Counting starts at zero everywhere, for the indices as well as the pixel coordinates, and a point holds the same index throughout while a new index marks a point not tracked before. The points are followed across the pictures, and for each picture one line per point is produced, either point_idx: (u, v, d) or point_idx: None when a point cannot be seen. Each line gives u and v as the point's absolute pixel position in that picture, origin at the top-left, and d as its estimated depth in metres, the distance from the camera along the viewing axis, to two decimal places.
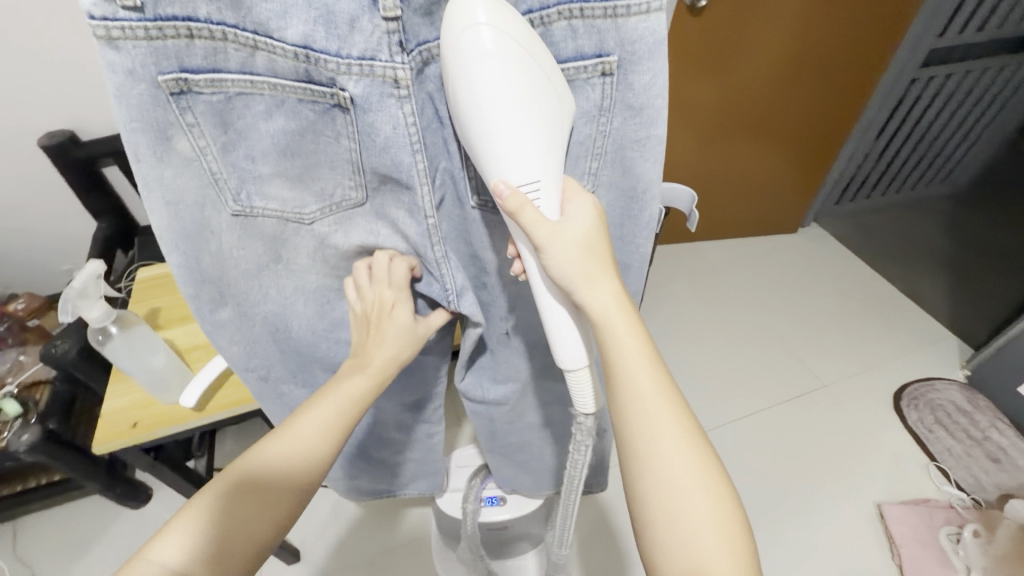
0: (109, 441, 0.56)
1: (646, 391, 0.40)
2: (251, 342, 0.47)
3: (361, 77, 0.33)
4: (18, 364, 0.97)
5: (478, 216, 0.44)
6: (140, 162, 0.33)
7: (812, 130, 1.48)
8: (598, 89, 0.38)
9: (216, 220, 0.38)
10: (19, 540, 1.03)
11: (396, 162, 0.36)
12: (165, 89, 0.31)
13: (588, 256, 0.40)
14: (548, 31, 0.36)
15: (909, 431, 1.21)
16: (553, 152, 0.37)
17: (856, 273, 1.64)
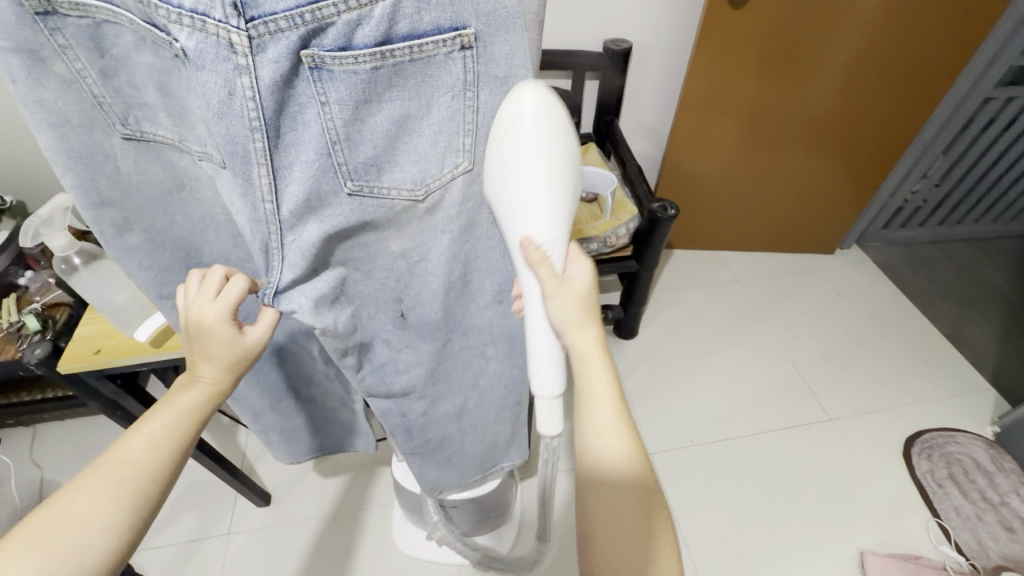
0: (74, 362, 0.61)
1: (604, 395, 0.44)
2: (163, 270, 0.47)
3: (192, 31, 0.29)
4: (46, 285, 1.07)
5: (347, 208, 0.39)
6: (16, 83, 0.33)
7: (867, 139, 1.35)
8: (460, 65, 0.35)
9: (109, 143, 0.37)
10: (36, 442, 1.14)
11: (230, 133, 0.33)
12: (28, 8, 0.30)
13: (580, 306, 0.44)
14: (398, 5, 0.32)
15: (915, 482, 1.11)
16: (564, 212, 0.40)
17: (892, 302, 1.48)
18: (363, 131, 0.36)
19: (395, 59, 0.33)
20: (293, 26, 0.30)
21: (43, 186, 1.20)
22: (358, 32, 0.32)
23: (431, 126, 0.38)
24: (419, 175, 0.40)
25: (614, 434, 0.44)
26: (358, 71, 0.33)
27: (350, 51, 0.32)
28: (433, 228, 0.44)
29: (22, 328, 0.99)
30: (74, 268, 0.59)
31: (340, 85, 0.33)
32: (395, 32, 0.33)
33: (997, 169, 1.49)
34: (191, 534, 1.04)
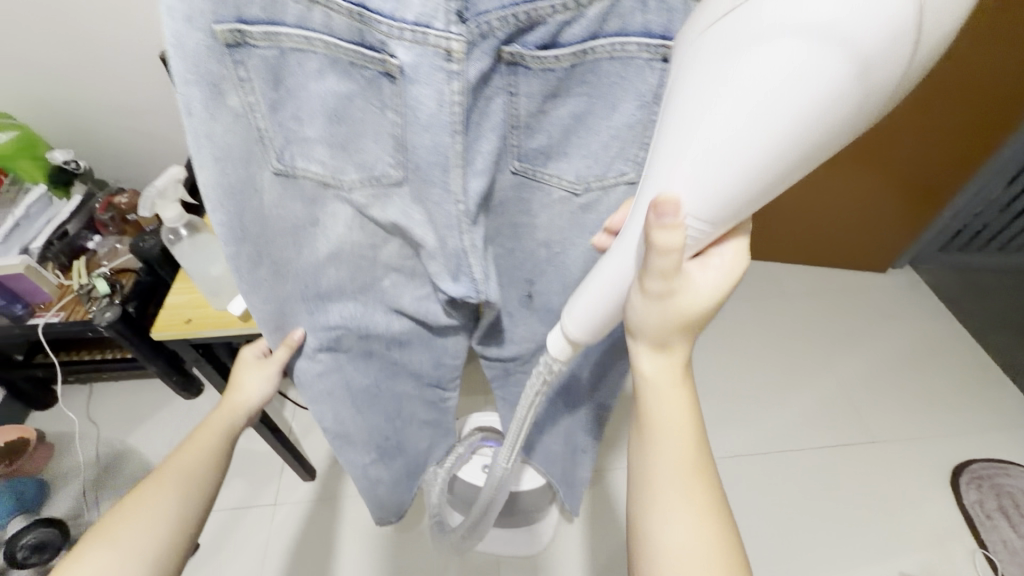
0: (166, 330, 0.63)
1: (666, 437, 0.40)
2: (283, 300, 0.49)
3: (413, 44, 0.32)
4: (113, 250, 1.10)
5: (512, 182, 0.44)
6: (191, 115, 0.34)
7: (933, 164, 1.32)
8: (657, 75, 0.36)
9: (261, 177, 0.39)
10: (93, 400, 1.18)
11: (435, 142, 0.36)
12: (220, 40, 0.31)
13: (671, 318, 0.36)
14: (615, 4, 0.33)
15: (963, 512, 1.09)
16: (726, 196, 0.29)
17: (944, 327, 1.45)
18: (542, 122, 0.39)
19: (594, 57, 0.35)
20: (505, 25, 0.33)
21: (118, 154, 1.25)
22: (566, 30, 0.34)
23: (617, 138, 0.40)
24: (584, 172, 0.42)
25: (683, 472, 0.40)
26: (554, 68, 0.36)
27: (553, 49, 0.35)
28: (583, 227, 0.47)
29: (91, 291, 1.03)
30: (178, 239, 0.61)
31: (534, 80, 0.36)
32: (603, 29, 0.34)
33: None
34: (237, 501, 1.07)
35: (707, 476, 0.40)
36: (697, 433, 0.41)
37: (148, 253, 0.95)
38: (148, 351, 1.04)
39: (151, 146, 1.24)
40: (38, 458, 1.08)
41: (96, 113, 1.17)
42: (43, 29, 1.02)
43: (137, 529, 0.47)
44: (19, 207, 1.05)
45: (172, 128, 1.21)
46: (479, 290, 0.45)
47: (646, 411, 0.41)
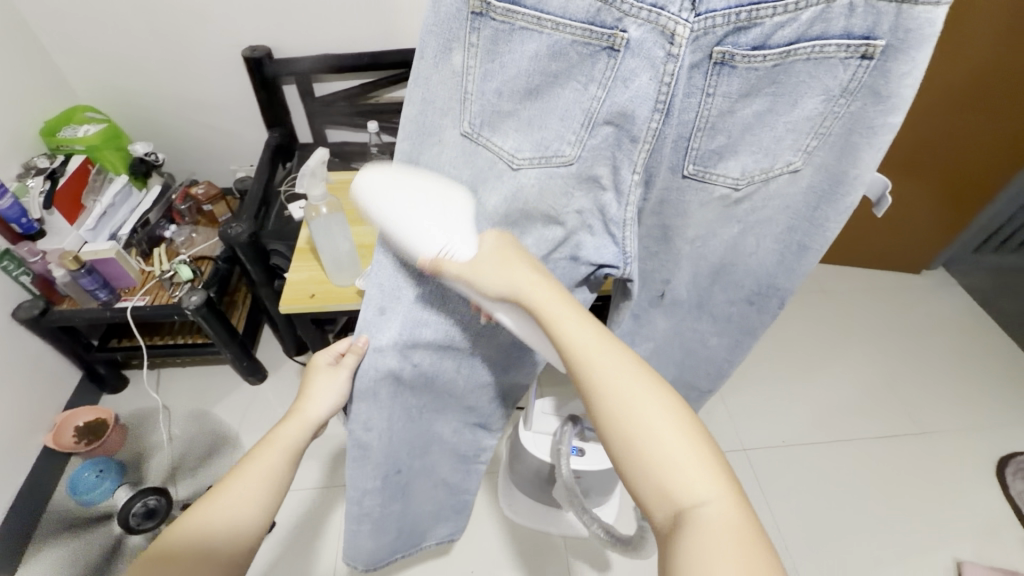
0: (293, 303, 0.67)
1: (585, 340, 0.42)
2: (400, 265, 0.52)
3: (645, 22, 0.38)
4: (190, 239, 1.17)
5: (685, 184, 0.47)
6: (422, 60, 0.41)
7: (971, 173, 1.36)
8: (850, 70, 0.40)
9: (448, 133, 0.44)
10: (162, 384, 1.22)
11: (635, 115, 0.42)
12: (469, 8, 0.39)
13: (510, 268, 0.44)
14: (824, 11, 0.38)
15: (1011, 501, 1.12)
16: (452, 227, 0.44)
17: (980, 326, 1.48)
18: (725, 121, 0.43)
19: (795, 57, 0.39)
20: (725, 23, 0.38)
21: (193, 150, 1.31)
22: (777, 33, 0.39)
23: (791, 125, 0.43)
24: (750, 166, 0.46)
25: (627, 375, 0.41)
26: (758, 67, 0.40)
27: (762, 50, 0.39)
28: (732, 215, 0.50)
29: (175, 277, 1.08)
30: (318, 216, 0.64)
31: (736, 80, 0.41)
32: (806, 34, 0.39)
33: None
34: (308, 483, 1.11)
35: (641, 369, 0.41)
36: (614, 342, 0.42)
37: (234, 238, 0.98)
38: (223, 335, 1.09)
39: (228, 142, 1.30)
40: (116, 438, 1.10)
41: (176, 109, 1.23)
42: (135, 27, 1.08)
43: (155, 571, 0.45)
44: (106, 196, 1.08)
45: (247, 125, 1.27)
46: (625, 263, 0.49)
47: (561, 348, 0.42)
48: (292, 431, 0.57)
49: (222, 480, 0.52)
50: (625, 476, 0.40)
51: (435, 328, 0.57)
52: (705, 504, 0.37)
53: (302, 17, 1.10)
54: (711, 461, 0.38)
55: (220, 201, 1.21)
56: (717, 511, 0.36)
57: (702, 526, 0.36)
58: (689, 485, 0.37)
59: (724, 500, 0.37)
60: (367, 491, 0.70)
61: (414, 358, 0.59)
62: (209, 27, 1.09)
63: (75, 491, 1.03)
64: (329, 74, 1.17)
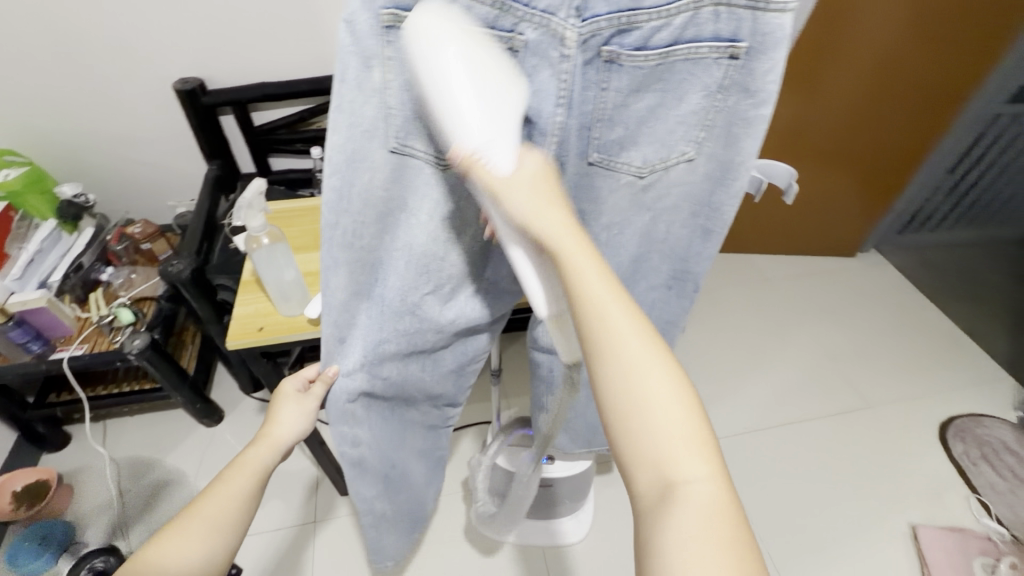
0: (241, 339, 0.65)
1: (597, 291, 0.37)
2: (343, 302, 0.53)
3: (537, 27, 0.38)
4: (129, 281, 1.12)
5: (590, 172, 0.47)
6: (343, 82, 0.41)
7: (887, 158, 1.47)
8: (723, 70, 0.40)
9: (374, 153, 0.44)
10: (108, 436, 1.15)
11: (539, 112, 0.41)
12: (383, 21, 0.37)
13: (536, 193, 0.39)
14: (695, 15, 0.38)
15: (953, 463, 1.20)
16: (502, 123, 0.37)
17: (912, 301, 1.59)
18: (621, 114, 0.42)
19: (674, 58, 0.39)
20: (609, 25, 0.38)
21: (125, 187, 1.26)
22: (655, 35, 0.39)
23: (679, 121, 0.43)
24: (650, 157, 0.45)
25: (634, 333, 0.37)
26: (642, 66, 0.39)
27: (643, 51, 0.39)
28: (643, 206, 0.50)
29: (114, 321, 1.03)
30: (259, 246, 0.63)
31: (625, 76, 0.40)
32: (682, 36, 0.39)
33: None
34: (273, 524, 1.07)
35: (644, 325, 0.38)
36: (622, 293, 0.38)
37: (177, 276, 0.95)
38: (174, 378, 1.04)
39: (163, 177, 1.25)
40: (60, 500, 1.03)
41: (104, 146, 1.18)
42: (53, 65, 1.04)
43: None
44: (32, 242, 1.02)
45: (181, 157, 1.23)
46: None
47: (569, 288, 0.37)
48: (261, 453, 0.59)
49: (193, 502, 0.53)
50: (612, 437, 0.38)
51: (397, 340, 0.58)
52: (694, 481, 0.35)
53: (233, 47, 1.09)
54: (702, 435, 0.37)
55: (159, 238, 1.17)
56: (706, 491, 0.35)
57: (693, 502, 0.34)
58: (673, 457, 0.36)
59: (712, 475, 0.36)
60: (374, 496, 0.76)
61: (382, 370, 0.61)
62: (133, 61, 1.06)
63: (14, 563, 0.95)
64: (265, 101, 1.16)
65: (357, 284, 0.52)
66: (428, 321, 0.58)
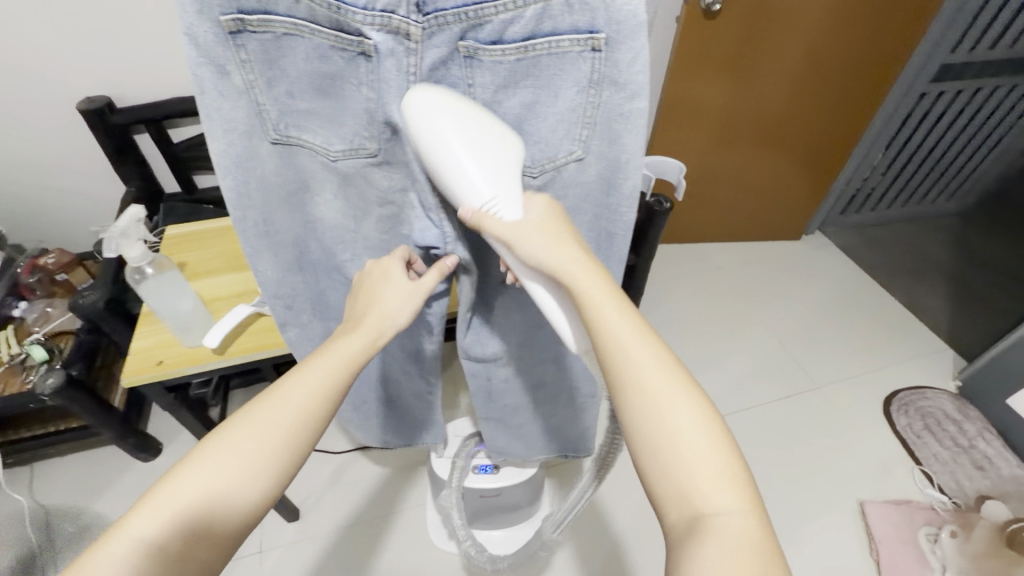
0: (139, 374, 0.61)
1: (620, 328, 0.39)
2: (282, 269, 0.51)
3: (381, 28, 0.35)
4: (44, 315, 1.05)
5: None
6: (204, 93, 0.37)
7: (824, 141, 1.50)
8: (588, 63, 0.38)
9: (261, 148, 0.42)
10: (35, 481, 1.09)
11: (404, 114, 0.38)
12: (225, 27, 0.35)
13: (548, 237, 0.41)
14: (546, 7, 0.36)
15: (898, 436, 1.23)
16: (506, 171, 0.39)
17: (856, 279, 1.63)
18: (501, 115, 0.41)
19: (536, 53, 0.38)
20: (457, 21, 0.36)
21: (37, 215, 1.18)
22: (509, 29, 0.37)
23: (556, 118, 0.41)
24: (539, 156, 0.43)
25: (658, 361, 0.38)
26: (503, 61, 0.38)
27: (500, 45, 0.37)
28: None
29: (27, 360, 0.97)
30: (145, 277, 0.59)
31: (487, 72, 0.38)
32: (539, 29, 0.37)
33: (935, 153, 1.64)
34: None
35: (668, 357, 0.39)
36: (643, 326, 0.40)
37: (91, 307, 0.90)
38: (100, 415, 0.99)
39: (79, 201, 1.18)
40: None
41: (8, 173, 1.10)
42: None
43: (157, 541, 0.34)
44: None
45: (96, 180, 1.16)
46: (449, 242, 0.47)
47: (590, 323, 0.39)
48: (350, 345, 0.43)
49: (262, 397, 0.40)
50: (643, 472, 0.38)
51: (312, 312, 0.57)
52: (725, 513, 0.34)
53: (141, 61, 1.03)
54: (733, 467, 0.36)
55: (77, 268, 1.11)
56: (735, 524, 0.34)
57: (721, 538, 0.33)
58: (703, 491, 0.35)
59: (743, 508, 0.35)
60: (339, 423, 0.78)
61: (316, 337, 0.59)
62: (31, 82, 0.99)
63: None
64: (182, 117, 1.10)
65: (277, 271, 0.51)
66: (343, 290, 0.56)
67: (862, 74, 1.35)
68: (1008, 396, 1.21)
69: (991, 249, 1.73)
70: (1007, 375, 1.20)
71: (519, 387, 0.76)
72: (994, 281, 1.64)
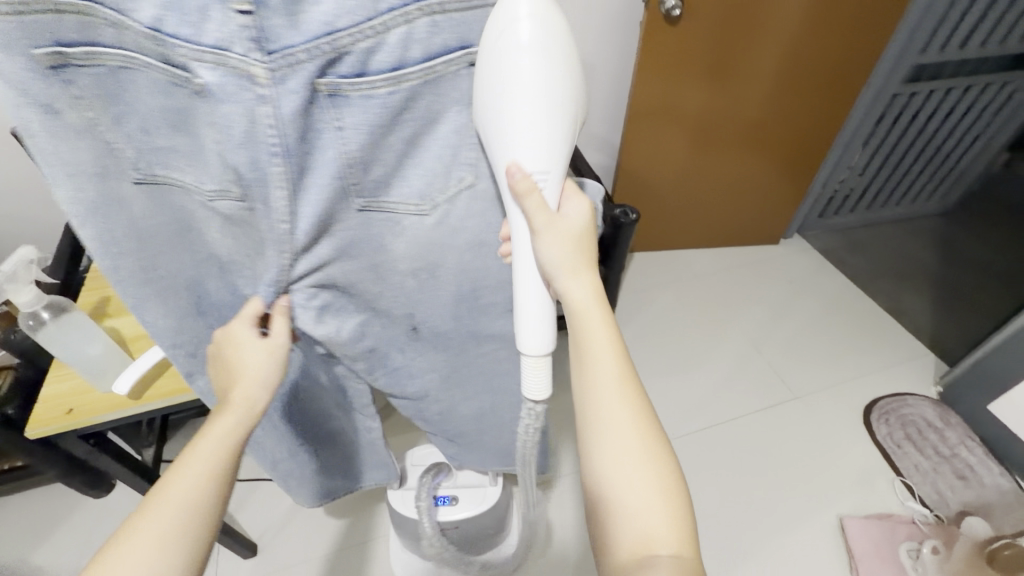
0: (45, 425, 0.56)
1: (599, 353, 0.47)
2: (179, 321, 0.47)
3: (215, 66, 0.32)
4: None
5: (360, 219, 0.43)
6: (33, 136, 0.33)
7: (799, 144, 1.47)
8: (468, 80, 0.39)
9: (122, 188, 0.38)
10: None
11: (254, 158, 0.37)
12: (42, 63, 0.31)
13: (575, 250, 0.46)
14: (411, 31, 0.35)
15: (878, 446, 1.20)
16: (563, 151, 0.41)
17: (836, 283, 1.60)
18: (377, 155, 0.40)
19: (410, 83, 0.37)
20: (310, 57, 0.33)
21: None
22: (373, 59, 0.35)
23: (445, 142, 0.42)
24: (430, 188, 0.44)
25: (620, 383, 0.46)
26: (374, 95, 0.36)
27: (366, 76, 0.35)
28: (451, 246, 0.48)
29: None
30: (43, 322, 0.56)
31: (356, 110, 0.37)
32: (409, 57, 0.36)
33: (913, 153, 1.61)
34: None
35: (631, 382, 0.46)
36: (621, 354, 0.47)
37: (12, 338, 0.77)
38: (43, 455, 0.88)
39: None
40: None
41: None
42: None
43: None
44: None
45: None
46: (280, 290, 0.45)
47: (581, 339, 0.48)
48: (227, 423, 0.43)
49: (140, 509, 0.38)
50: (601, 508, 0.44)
51: None
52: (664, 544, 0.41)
53: None
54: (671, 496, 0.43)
55: None
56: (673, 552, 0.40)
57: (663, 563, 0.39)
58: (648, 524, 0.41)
59: (675, 535, 0.41)
60: (280, 474, 0.71)
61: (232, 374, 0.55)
62: None
63: None
64: None
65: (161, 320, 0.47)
66: None
67: (834, 76, 1.32)
68: (990, 402, 1.18)
69: (976, 247, 1.70)
70: (987, 380, 1.17)
71: (470, 416, 0.72)
72: (977, 280, 1.61)
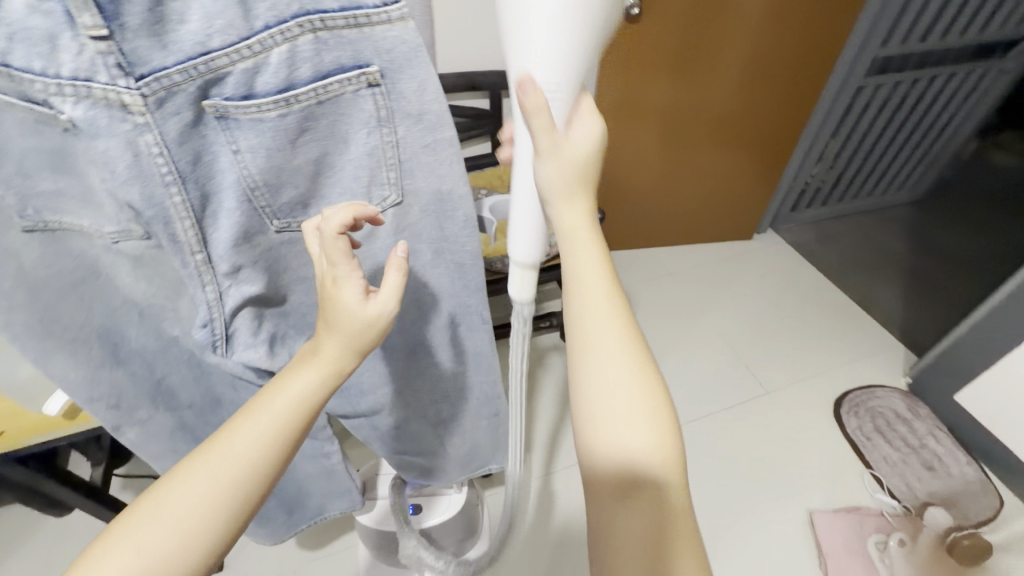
0: None
1: (610, 317, 0.40)
2: (94, 368, 0.46)
3: (79, 99, 0.30)
4: None
5: (286, 238, 0.44)
6: None
7: (767, 138, 1.47)
8: (370, 101, 0.37)
9: (9, 237, 0.36)
10: None
11: (149, 197, 0.34)
12: None
13: (576, 179, 0.40)
14: (294, 49, 0.33)
15: (848, 438, 1.20)
16: (580, 67, 0.36)
17: (807, 276, 1.61)
18: (284, 178, 0.39)
19: (300, 103, 0.36)
20: (188, 79, 0.31)
21: None
22: (258, 80, 0.34)
23: (356, 162, 0.40)
24: (349, 206, 0.43)
25: (632, 356, 0.40)
26: (263, 117, 0.35)
27: (252, 99, 0.34)
28: (373, 251, 0.48)
29: None
30: None
31: (249, 132, 0.35)
32: (297, 77, 0.35)
33: (881, 145, 1.62)
34: None
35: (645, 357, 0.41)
36: (636, 330, 0.42)
37: None
38: None
39: None
40: None
41: None
42: None
43: None
44: None
45: None
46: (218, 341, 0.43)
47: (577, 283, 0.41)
48: (302, 379, 0.40)
49: (204, 445, 0.38)
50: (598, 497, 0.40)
51: (152, 372, 0.50)
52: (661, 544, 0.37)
53: None
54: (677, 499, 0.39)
55: None
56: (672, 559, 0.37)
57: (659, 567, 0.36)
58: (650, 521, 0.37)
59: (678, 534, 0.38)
60: None
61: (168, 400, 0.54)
62: None
63: None
64: None
65: (94, 362, 0.46)
66: (187, 369, 0.52)
67: (796, 72, 1.33)
68: (956, 392, 1.19)
69: (946, 237, 1.72)
70: (952, 370, 1.18)
71: (425, 426, 0.71)
72: (948, 270, 1.63)
